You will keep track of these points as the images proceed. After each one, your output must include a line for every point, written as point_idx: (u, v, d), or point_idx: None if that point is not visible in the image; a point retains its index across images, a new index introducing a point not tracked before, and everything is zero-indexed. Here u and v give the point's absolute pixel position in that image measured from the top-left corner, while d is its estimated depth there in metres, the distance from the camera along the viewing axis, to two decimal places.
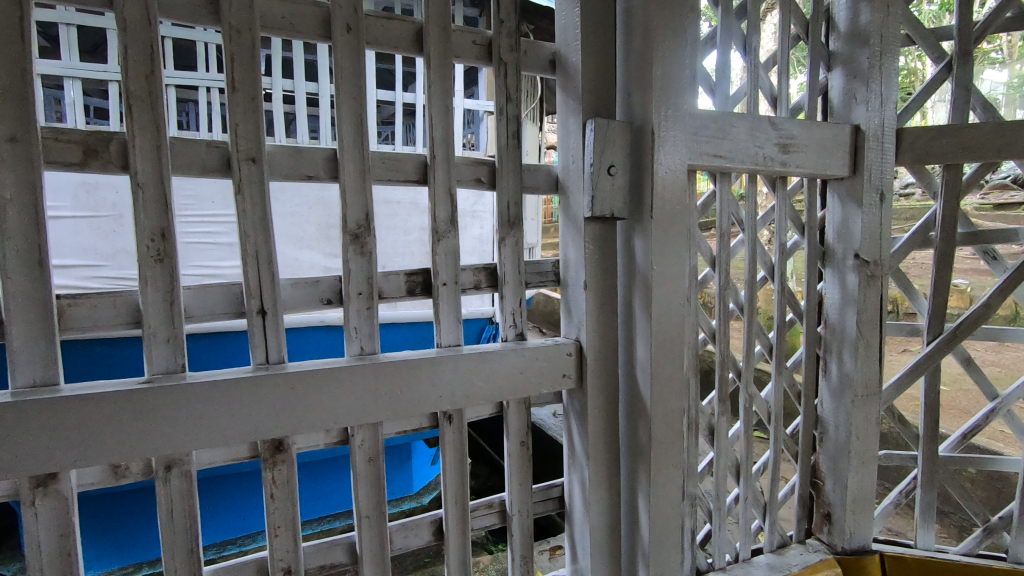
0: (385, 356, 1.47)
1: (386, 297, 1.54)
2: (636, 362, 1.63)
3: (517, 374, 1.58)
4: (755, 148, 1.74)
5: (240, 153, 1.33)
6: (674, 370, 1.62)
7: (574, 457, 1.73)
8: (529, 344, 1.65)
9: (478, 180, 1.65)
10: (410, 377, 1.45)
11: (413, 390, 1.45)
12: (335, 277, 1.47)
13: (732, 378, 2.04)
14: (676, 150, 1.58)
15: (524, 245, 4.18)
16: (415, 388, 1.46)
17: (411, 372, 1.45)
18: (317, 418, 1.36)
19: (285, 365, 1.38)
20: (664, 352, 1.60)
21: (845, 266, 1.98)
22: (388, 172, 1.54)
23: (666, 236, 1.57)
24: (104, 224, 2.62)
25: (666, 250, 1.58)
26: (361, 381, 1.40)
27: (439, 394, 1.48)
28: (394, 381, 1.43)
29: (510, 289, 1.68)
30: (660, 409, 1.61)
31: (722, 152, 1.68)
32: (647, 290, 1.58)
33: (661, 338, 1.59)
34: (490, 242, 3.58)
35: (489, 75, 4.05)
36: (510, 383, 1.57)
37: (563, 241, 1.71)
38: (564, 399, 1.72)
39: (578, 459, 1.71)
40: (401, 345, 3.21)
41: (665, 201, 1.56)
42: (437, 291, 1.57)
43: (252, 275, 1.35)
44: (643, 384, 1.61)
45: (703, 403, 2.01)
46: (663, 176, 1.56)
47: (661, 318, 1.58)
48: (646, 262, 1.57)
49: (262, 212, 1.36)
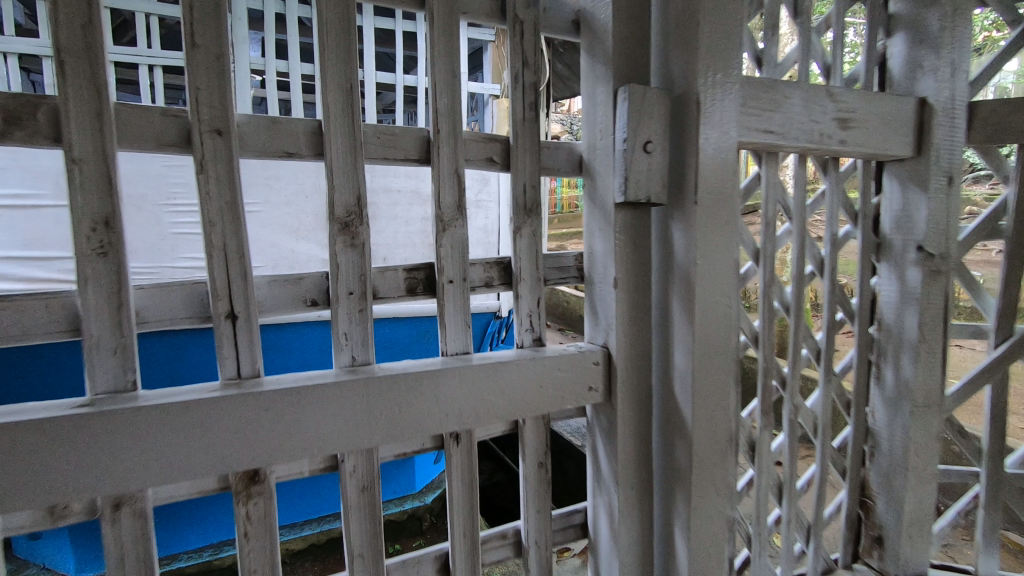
0: (380, 367, 1.24)
1: (381, 296, 1.31)
2: (674, 373, 1.40)
3: (536, 387, 1.35)
4: (812, 124, 1.49)
5: (201, 124, 1.09)
6: (719, 381, 1.39)
7: (599, 479, 1.51)
8: (548, 351, 1.42)
9: (489, 159, 1.41)
10: (410, 394, 1.22)
11: (414, 409, 1.22)
12: (320, 274, 1.24)
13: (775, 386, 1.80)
14: (725, 123, 1.33)
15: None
16: (417, 408, 1.23)
17: (411, 388, 1.22)
18: (299, 442, 1.13)
19: (260, 380, 1.15)
20: (708, 361, 1.37)
21: (905, 260, 1.74)
22: (384, 148, 1.30)
23: (712, 225, 1.33)
24: None
25: (712, 241, 1.34)
26: (350, 398, 1.16)
27: (444, 412, 1.25)
28: (390, 399, 1.20)
29: (526, 287, 1.45)
30: (703, 427, 1.38)
31: (774, 128, 1.43)
32: (687, 289, 1.35)
33: (704, 345, 1.35)
34: (496, 234, 3.34)
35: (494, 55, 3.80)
36: (526, 401, 1.34)
37: (588, 232, 1.48)
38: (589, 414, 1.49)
39: (605, 481, 1.48)
40: (402, 343, 3.00)
41: (711, 184, 1.32)
42: (442, 289, 1.34)
43: (218, 271, 1.12)
44: (682, 398, 1.38)
45: (741, 414, 1.78)
46: (709, 154, 1.31)
47: (704, 322, 1.35)
48: (688, 256, 1.34)
49: (232, 197, 1.13)
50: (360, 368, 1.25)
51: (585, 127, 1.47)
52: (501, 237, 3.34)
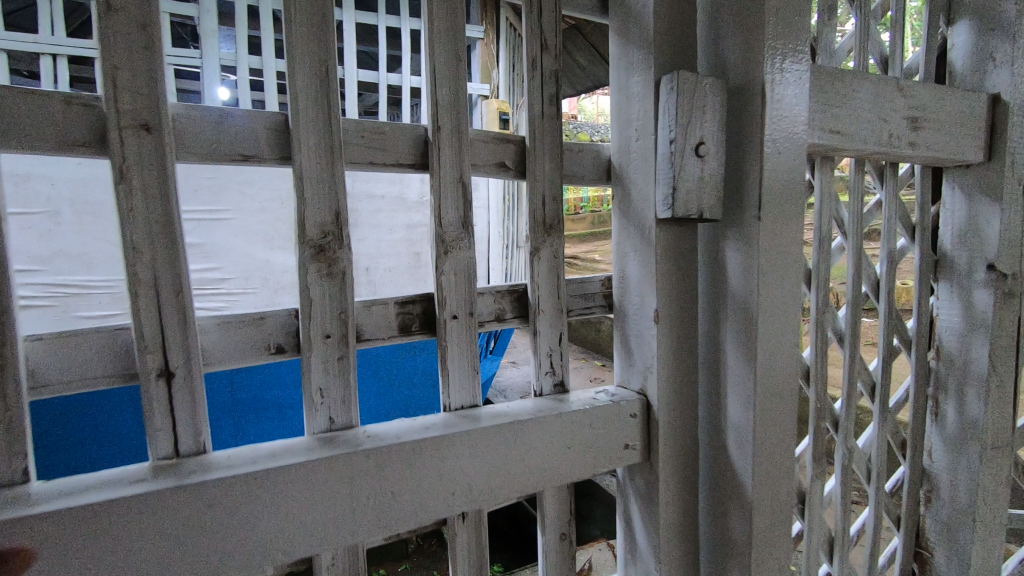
0: (366, 434, 0.97)
1: (366, 337, 1.03)
2: (728, 427, 1.15)
3: (562, 449, 1.09)
4: (882, 124, 1.25)
5: (121, 116, 0.81)
6: (783, 436, 1.14)
7: (633, 550, 1.25)
8: (573, 402, 1.15)
9: (501, 164, 1.15)
10: (406, 469, 0.94)
11: (412, 488, 0.95)
12: (289, 312, 0.96)
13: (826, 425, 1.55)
14: (793, 121, 1.08)
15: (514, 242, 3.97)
16: (416, 486, 0.95)
17: (408, 462, 0.94)
18: (261, 542, 0.85)
19: (206, 460, 0.87)
20: (771, 412, 1.12)
21: (972, 281, 1.51)
22: (369, 150, 1.02)
23: (777, 247, 1.08)
24: (36, 223, 1.92)
25: (776, 266, 1.09)
26: (329, 480, 0.88)
27: (450, 489, 0.98)
28: (380, 478, 0.92)
29: (546, 320, 1.18)
30: (765, 493, 1.13)
31: (841, 127, 1.19)
32: (747, 324, 1.09)
33: (767, 393, 1.10)
34: (485, 242, 3.11)
35: (483, 52, 3.54)
36: (549, 466, 1.08)
37: (619, 253, 1.22)
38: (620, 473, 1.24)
39: (641, 554, 1.22)
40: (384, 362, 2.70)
41: (777, 196, 1.07)
42: (443, 327, 1.07)
43: (148, 314, 0.84)
44: (739, 458, 1.13)
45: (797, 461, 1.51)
46: (775, 159, 1.06)
47: (767, 365, 1.10)
48: (749, 285, 1.09)
49: (167, 216, 0.84)
50: (341, 433, 0.97)
51: (614, 126, 1.22)
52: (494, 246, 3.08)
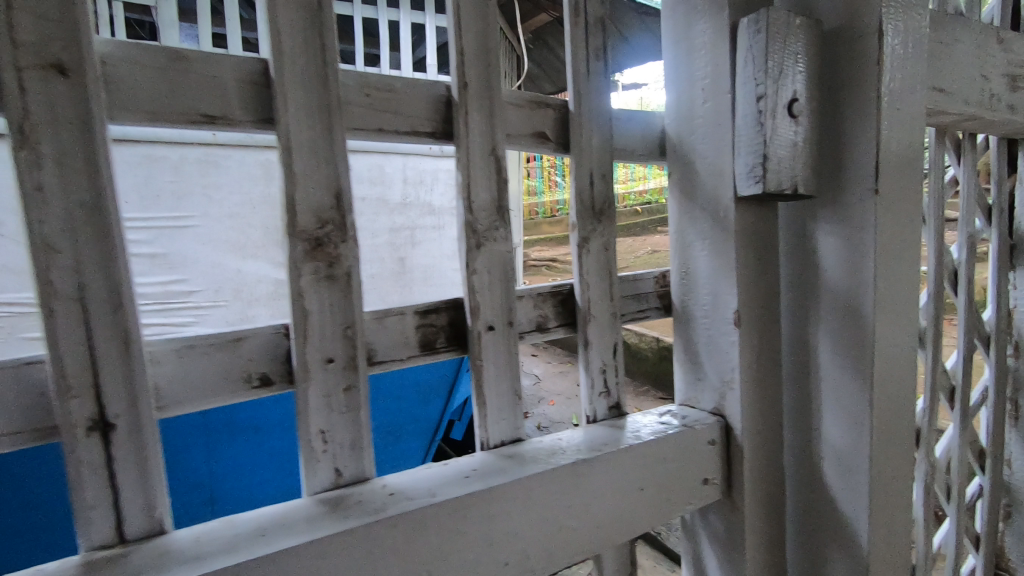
0: (387, 490, 0.72)
1: (379, 359, 0.79)
2: (829, 453, 0.94)
3: (632, 493, 0.86)
4: (982, 81, 1.06)
5: (20, 52, 0.55)
6: (899, 461, 0.93)
7: None
8: (637, 429, 0.92)
9: (540, 136, 0.91)
10: (445, 538, 0.70)
11: (454, 562, 0.71)
12: (276, 329, 0.71)
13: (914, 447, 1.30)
14: (905, 72, 0.87)
15: None
16: (458, 558, 0.71)
17: (448, 528, 0.70)
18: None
19: (166, 547, 0.61)
20: (888, 434, 0.91)
21: None
22: (376, 113, 0.78)
23: (894, 228, 0.87)
24: None
25: (892, 248, 0.88)
26: (342, 565, 0.64)
27: (501, 557, 0.75)
28: (411, 554, 0.68)
29: (599, 328, 0.95)
30: (881, 532, 0.92)
31: (941, 85, 0.99)
32: (857, 324, 0.88)
33: (882, 410, 0.89)
34: None
35: None
36: (618, 515, 0.85)
37: (681, 243, 1.00)
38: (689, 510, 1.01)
39: None
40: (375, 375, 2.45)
41: (890, 165, 0.86)
42: (479, 342, 0.83)
43: (71, 339, 0.58)
44: (848, 491, 0.92)
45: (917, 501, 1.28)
46: (889, 118, 0.85)
47: (884, 375, 0.88)
48: (857, 276, 0.87)
49: (97, 202, 0.59)
50: (352, 490, 0.73)
51: (669, 89, 1.00)
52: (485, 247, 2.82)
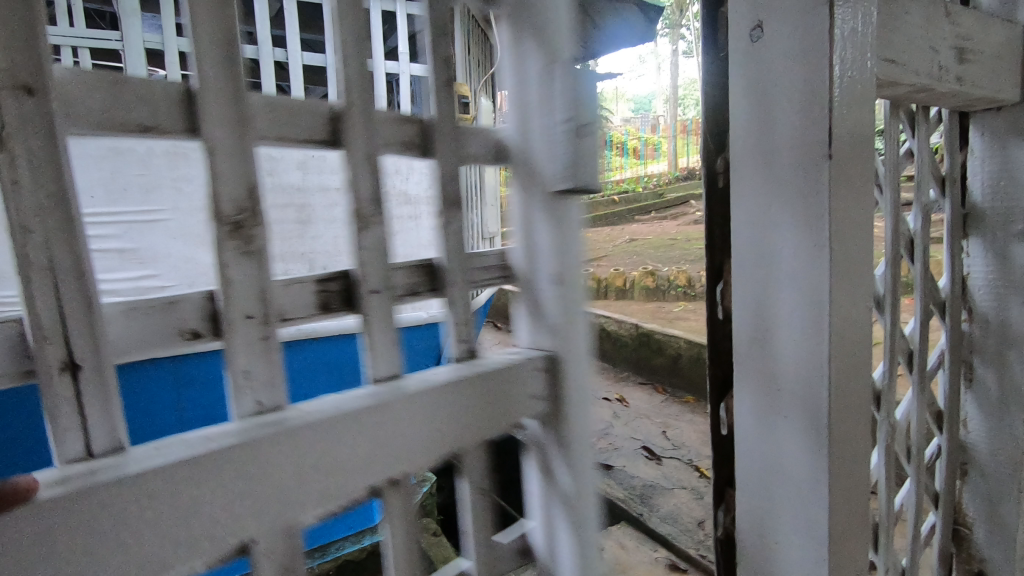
0: (300, 410, 0.74)
1: (283, 317, 0.76)
2: (792, 407, 0.98)
3: (487, 408, 0.94)
4: (932, 54, 1.10)
5: None
6: (856, 417, 0.97)
7: (580, 531, 1.07)
8: (489, 357, 1.00)
9: (403, 145, 0.89)
10: (343, 442, 0.75)
11: (346, 469, 0.76)
12: (203, 293, 0.71)
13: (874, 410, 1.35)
14: (858, 44, 0.90)
15: (477, 233, 3.80)
16: (350, 465, 0.76)
17: (349, 429, 0.76)
18: (180, 553, 0.64)
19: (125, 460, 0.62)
20: (848, 392, 0.95)
21: (1007, 234, 1.40)
22: (280, 130, 0.75)
23: (849, 191, 0.90)
24: None
25: (848, 213, 0.91)
26: (263, 455, 0.69)
27: (384, 459, 0.80)
28: (320, 451, 0.73)
29: (459, 293, 0.95)
30: (842, 485, 0.96)
31: (893, 57, 1.03)
32: (813, 286, 0.92)
33: (841, 369, 0.93)
34: None
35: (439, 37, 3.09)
36: (483, 425, 0.93)
37: (526, 211, 1.05)
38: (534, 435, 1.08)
39: (583, 526, 1.08)
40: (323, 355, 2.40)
41: (847, 131, 0.89)
42: (364, 303, 0.82)
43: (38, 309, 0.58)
44: (808, 442, 0.96)
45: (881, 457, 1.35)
46: (842, 85, 0.88)
47: (841, 335, 0.92)
48: (813, 238, 0.91)
49: (58, 163, 0.58)
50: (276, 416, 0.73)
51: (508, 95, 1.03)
52: None
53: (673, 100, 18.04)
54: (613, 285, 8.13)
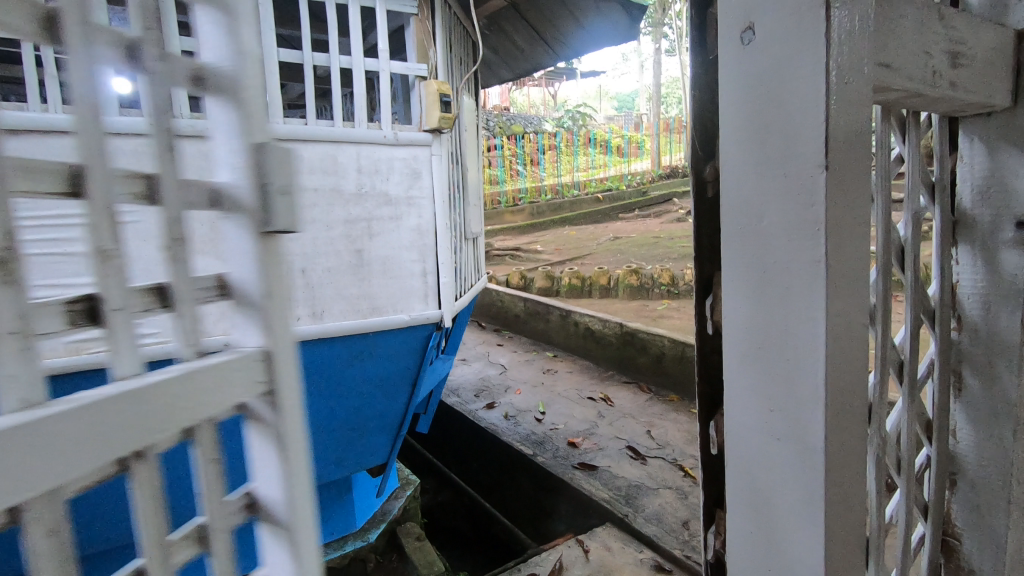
0: (37, 408, 0.59)
1: (32, 334, 0.61)
2: (785, 428, 0.93)
3: (206, 409, 0.73)
4: (925, 58, 1.07)
5: None
6: (852, 439, 0.93)
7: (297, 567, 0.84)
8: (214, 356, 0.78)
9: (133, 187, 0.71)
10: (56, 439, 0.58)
11: (49, 460, 0.58)
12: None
13: (864, 423, 1.31)
14: (855, 48, 0.85)
15: (460, 234, 3.74)
16: (53, 455, 0.58)
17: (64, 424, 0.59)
18: None
19: None
20: (843, 413, 0.90)
21: (998, 241, 1.37)
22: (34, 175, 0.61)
23: (846, 204, 0.85)
24: None
25: (845, 226, 0.86)
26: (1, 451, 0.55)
27: (72, 463, 0.59)
28: (45, 446, 0.57)
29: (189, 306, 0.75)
30: (839, 510, 0.91)
31: (887, 61, 0.98)
32: (806, 303, 0.87)
33: (837, 391, 0.88)
34: (431, 235, 2.94)
35: (416, 33, 2.99)
36: (214, 389, 0.74)
37: (253, 251, 0.80)
38: (260, 418, 0.82)
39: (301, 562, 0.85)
40: (166, 357, 2.17)
41: (843, 141, 0.84)
42: (107, 324, 0.67)
43: None
44: (802, 465, 0.91)
45: (869, 471, 1.31)
46: (839, 92, 0.83)
47: (838, 355, 0.88)
48: (808, 253, 0.86)
49: None
50: (24, 415, 0.58)
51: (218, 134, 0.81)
52: (437, 238, 2.95)
53: (655, 98, 18.11)
54: (597, 283, 8.12)
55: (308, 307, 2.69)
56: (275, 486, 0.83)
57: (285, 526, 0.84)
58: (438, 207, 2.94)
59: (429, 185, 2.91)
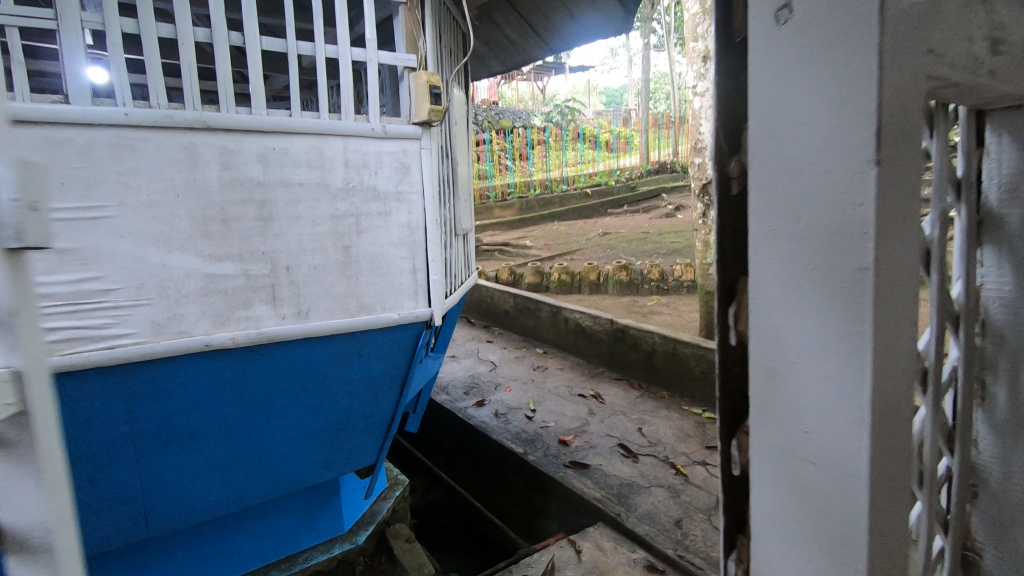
0: None
1: None
2: (821, 454, 0.84)
3: None
4: (968, 43, 0.97)
5: None
6: (897, 465, 0.83)
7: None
8: None
9: None
10: None
11: None
12: None
13: None
14: (909, 26, 0.75)
15: (450, 230, 3.63)
16: None
17: None
18: None
19: None
20: (889, 435, 0.81)
21: None
22: None
23: (899, 204, 0.76)
24: None
25: (895, 225, 0.76)
26: None
27: None
28: None
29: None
30: (882, 543, 0.82)
31: (934, 45, 0.89)
32: (847, 310, 0.78)
33: (884, 411, 0.79)
34: (420, 231, 2.81)
35: (405, 21, 2.86)
36: None
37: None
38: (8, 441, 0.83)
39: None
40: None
41: (896, 131, 0.75)
42: None
43: None
44: (842, 494, 0.82)
45: None
46: (893, 75, 0.73)
47: (886, 371, 0.78)
48: (853, 259, 0.77)
49: None
50: None
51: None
52: (427, 235, 2.83)
53: (644, 93, 18.06)
54: (587, 279, 8.05)
55: (293, 306, 2.57)
56: (18, 513, 0.83)
57: (43, 550, 0.85)
58: (427, 202, 2.82)
59: (418, 180, 2.78)
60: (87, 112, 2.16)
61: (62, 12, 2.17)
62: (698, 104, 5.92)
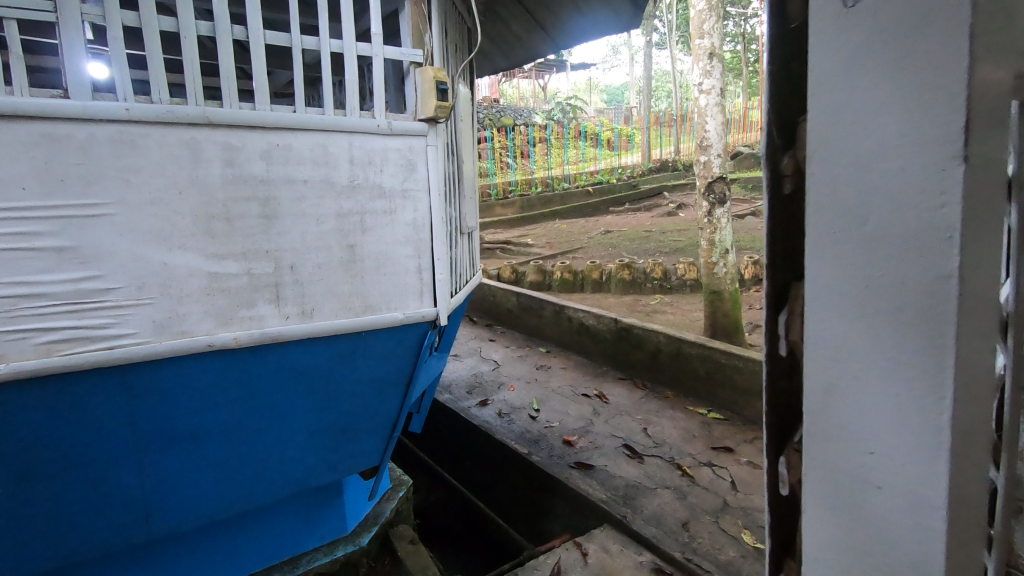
0: None
1: None
2: (888, 476, 0.77)
3: None
4: None
5: None
6: (971, 489, 0.76)
7: None
8: None
9: None
10: None
11: None
12: None
13: None
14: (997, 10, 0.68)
15: (455, 228, 3.55)
16: None
17: None
18: None
19: None
20: (966, 458, 0.74)
21: None
22: None
23: (984, 206, 0.69)
24: None
25: (979, 229, 0.69)
26: None
27: None
28: None
29: None
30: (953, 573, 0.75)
31: None
32: (925, 322, 0.71)
33: (962, 433, 0.72)
34: (426, 230, 2.74)
35: (411, 14, 2.78)
36: None
37: None
38: None
39: None
40: None
41: (983, 127, 0.68)
42: None
43: None
44: (913, 522, 0.76)
45: None
46: (981, 64, 0.66)
47: (966, 389, 0.71)
48: (932, 266, 0.70)
49: None
50: None
51: None
52: (433, 233, 2.76)
53: (646, 90, 17.95)
54: (590, 277, 7.97)
55: (297, 305, 2.49)
56: None
57: None
58: (433, 201, 2.75)
59: (424, 177, 2.71)
60: (87, 107, 2.08)
61: (61, 4, 2.09)
62: (703, 102, 5.83)
